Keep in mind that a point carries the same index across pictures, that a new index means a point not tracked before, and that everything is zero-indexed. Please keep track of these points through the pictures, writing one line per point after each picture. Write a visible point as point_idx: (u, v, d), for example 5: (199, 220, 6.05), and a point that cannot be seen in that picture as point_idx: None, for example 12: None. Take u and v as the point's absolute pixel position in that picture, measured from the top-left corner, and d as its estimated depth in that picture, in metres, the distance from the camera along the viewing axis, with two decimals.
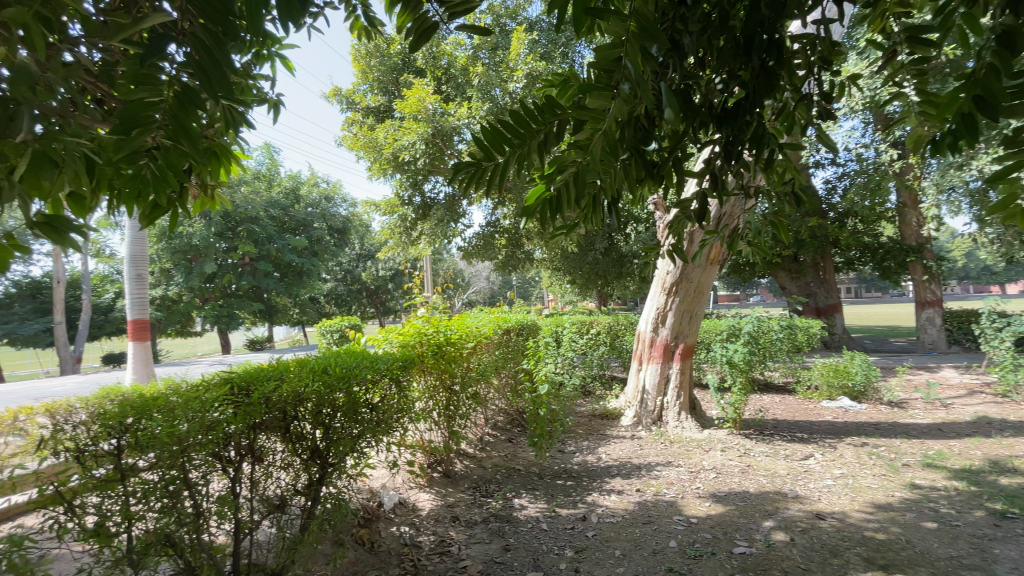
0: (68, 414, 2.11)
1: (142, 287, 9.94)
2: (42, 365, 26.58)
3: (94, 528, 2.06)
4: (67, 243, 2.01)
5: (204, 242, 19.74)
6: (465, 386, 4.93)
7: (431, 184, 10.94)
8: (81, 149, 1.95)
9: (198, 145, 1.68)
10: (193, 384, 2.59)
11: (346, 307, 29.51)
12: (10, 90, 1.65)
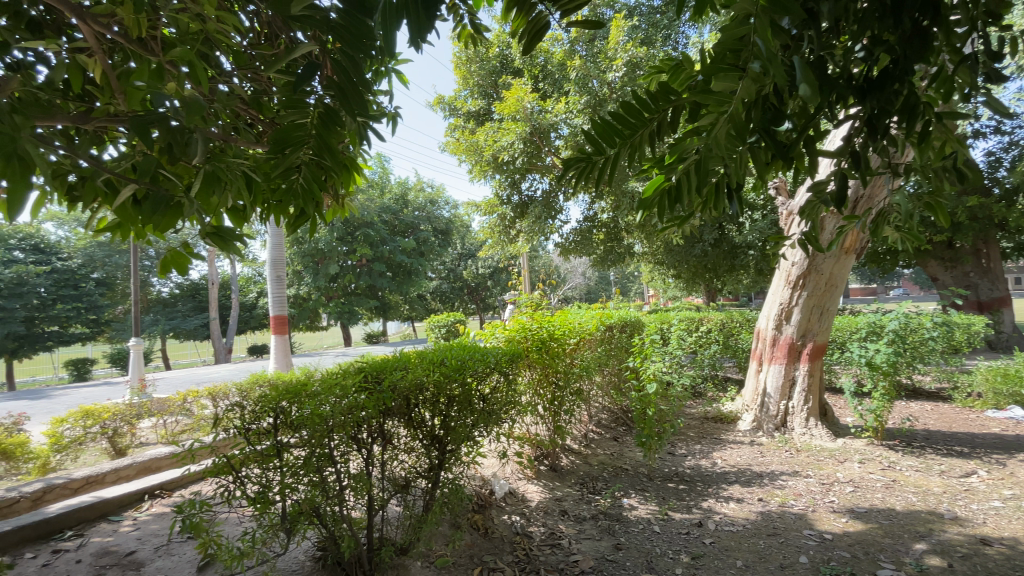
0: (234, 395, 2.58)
1: (280, 287, 11.32)
2: (203, 355, 31.30)
3: (258, 494, 2.37)
4: (230, 250, 2.37)
5: (328, 246, 21.96)
6: (570, 381, 4.91)
7: (529, 182, 11.05)
8: (242, 168, 2.27)
9: (337, 160, 1.90)
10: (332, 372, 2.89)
11: (450, 304, 30.95)
12: (188, 121, 1.95)
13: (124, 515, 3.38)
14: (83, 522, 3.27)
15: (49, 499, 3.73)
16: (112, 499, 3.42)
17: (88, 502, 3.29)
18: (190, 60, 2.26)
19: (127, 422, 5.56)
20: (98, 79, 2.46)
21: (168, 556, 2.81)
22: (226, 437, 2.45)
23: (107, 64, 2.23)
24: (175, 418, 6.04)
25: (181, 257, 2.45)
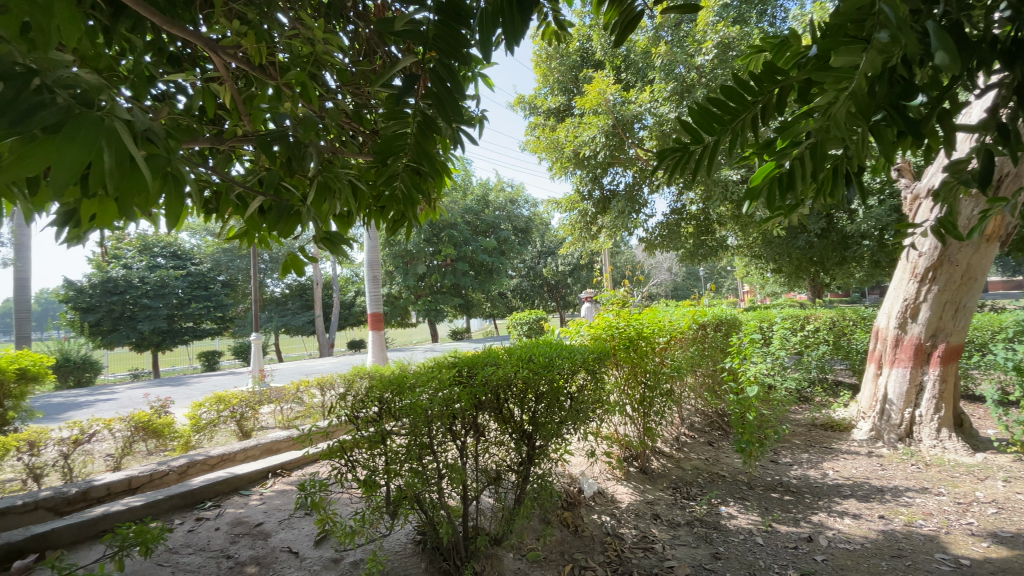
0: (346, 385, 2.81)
1: (376, 286, 12.10)
2: (308, 349, 34.27)
3: (367, 477, 2.58)
4: (339, 252, 2.59)
5: (416, 247, 23.06)
6: (660, 382, 4.71)
7: (611, 176, 10.80)
8: (349, 178, 2.47)
9: (434, 165, 2.02)
10: (428, 366, 3.04)
11: (531, 302, 31.08)
12: (304, 137, 2.16)
13: (253, 490, 3.81)
14: (220, 495, 3.71)
15: (192, 472, 4.30)
16: (243, 475, 3.86)
17: (224, 477, 3.73)
18: (301, 81, 2.48)
19: (251, 408, 6.26)
20: (226, 104, 2.78)
21: (289, 529, 3.13)
22: (338, 422, 2.67)
23: (233, 90, 2.50)
24: (289, 405, 6.70)
25: (297, 260, 2.72)
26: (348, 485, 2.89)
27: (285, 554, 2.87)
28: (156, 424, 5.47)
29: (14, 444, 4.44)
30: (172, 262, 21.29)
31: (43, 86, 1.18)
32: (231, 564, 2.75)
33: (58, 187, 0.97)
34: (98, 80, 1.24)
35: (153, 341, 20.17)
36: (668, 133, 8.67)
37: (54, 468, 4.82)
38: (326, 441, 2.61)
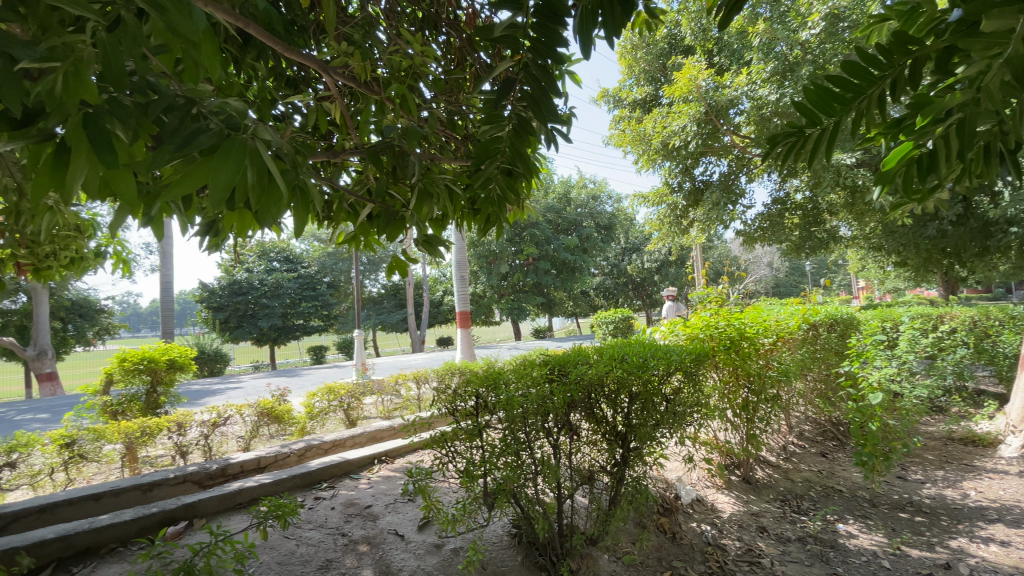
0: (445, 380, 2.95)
1: (464, 285, 12.49)
2: (401, 345, 36.26)
3: (465, 469, 2.68)
4: (436, 254, 2.73)
5: (500, 247, 23.42)
6: (764, 387, 4.36)
7: (704, 166, 10.22)
8: (446, 182, 2.58)
9: (528, 165, 2.09)
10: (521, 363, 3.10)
11: (614, 300, 30.20)
12: (407, 146, 2.30)
13: (362, 474, 4.13)
14: (334, 477, 4.05)
15: (309, 456, 4.75)
16: (353, 460, 4.18)
17: (337, 461, 4.07)
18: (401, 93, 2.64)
19: (356, 399, 6.77)
20: (337, 120, 3.04)
21: (395, 513, 3.35)
22: (438, 414, 2.82)
23: (343, 106, 2.72)
24: (388, 397, 7.15)
25: (399, 262, 2.90)
26: (449, 474, 3.03)
27: (392, 537, 3.07)
28: (277, 410, 6.11)
29: (168, 424, 5.17)
30: (284, 265, 23.56)
31: (200, 114, 1.38)
32: (346, 542, 3.00)
33: (216, 202, 1.14)
34: (242, 105, 1.42)
35: (270, 336, 22.46)
36: (769, 118, 8.11)
37: (198, 446, 5.55)
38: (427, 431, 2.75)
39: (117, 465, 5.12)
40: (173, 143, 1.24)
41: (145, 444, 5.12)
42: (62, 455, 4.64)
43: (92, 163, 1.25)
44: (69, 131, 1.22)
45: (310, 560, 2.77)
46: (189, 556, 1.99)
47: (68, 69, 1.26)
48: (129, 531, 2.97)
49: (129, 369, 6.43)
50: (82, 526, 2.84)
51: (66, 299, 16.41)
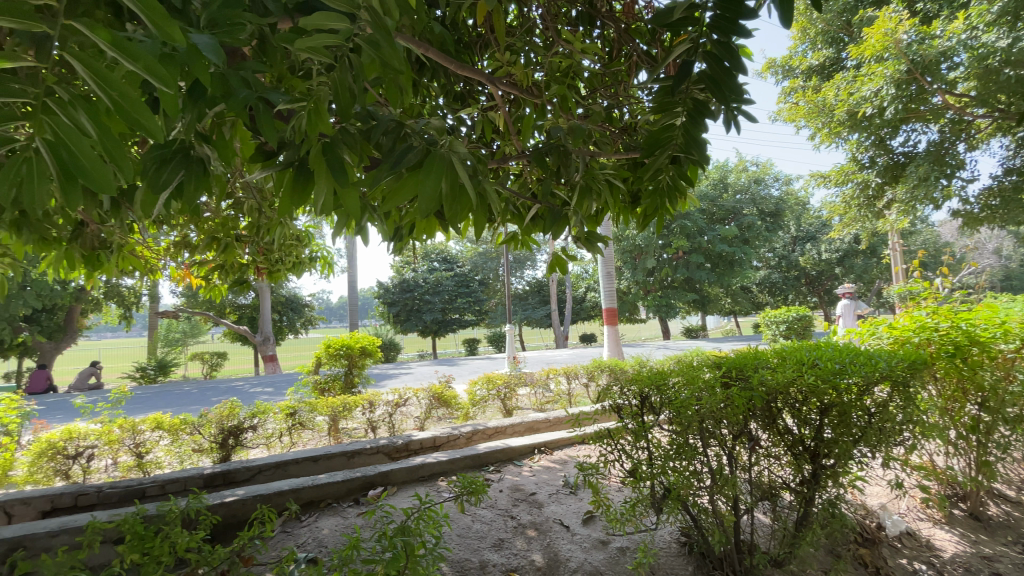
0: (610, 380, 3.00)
1: (612, 280, 12.28)
2: (547, 339, 37.14)
3: (633, 468, 2.67)
4: (595, 249, 2.72)
5: (647, 241, 22.17)
6: (1005, 406, 3.48)
7: (905, 135, 8.52)
8: (608, 178, 2.55)
9: (705, 153, 1.95)
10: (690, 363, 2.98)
11: (782, 296, 26.48)
12: (572, 143, 2.32)
13: (525, 462, 4.33)
14: (499, 462, 4.32)
15: (476, 439, 5.14)
16: (515, 447, 4.41)
17: (502, 446, 4.33)
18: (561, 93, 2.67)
19: (513, 390, 7.13)
20: (501, 128, 3.21)
21: (559, 503, 3.45)
22: (603, 410, 2.84)
23: (506, 113, 2.84)
24: (542, 389, 7.40)
25: (559, 260, 2.97)
26: (617, 470, 3.01)
27: (558, 526, 3.17)
28: (446, 395, 6.74)
29: (362, 402, 6.07)
30: (443, 265, 25.76)
31: (406, 135, 1.60)
32: (515, 524, 3.18)
33: (426, 211, 1.32)
34: (439, 122, 1.61)
35: (432, 329, 24.81)
36: (997, 70, 6.73)
37: (384, 422, 6.39)
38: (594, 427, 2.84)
39: (325, 434, 6.14)
40: (389, 162, 1.46)
41: (345, 417, 6.06)
42: (289, 421, 5.72)
43: (330, 183, 1.53)
44: (313, 159, 1.49)
45: (485, 537, 2.99)
46: (402, 517, 2.04)
47: (312, 108, 1.55)
48: (340, 490, 3.54)
49: (333, 354, 7.77)
50: (307, 482, 3.46)
51: (280, 295, 20.15)
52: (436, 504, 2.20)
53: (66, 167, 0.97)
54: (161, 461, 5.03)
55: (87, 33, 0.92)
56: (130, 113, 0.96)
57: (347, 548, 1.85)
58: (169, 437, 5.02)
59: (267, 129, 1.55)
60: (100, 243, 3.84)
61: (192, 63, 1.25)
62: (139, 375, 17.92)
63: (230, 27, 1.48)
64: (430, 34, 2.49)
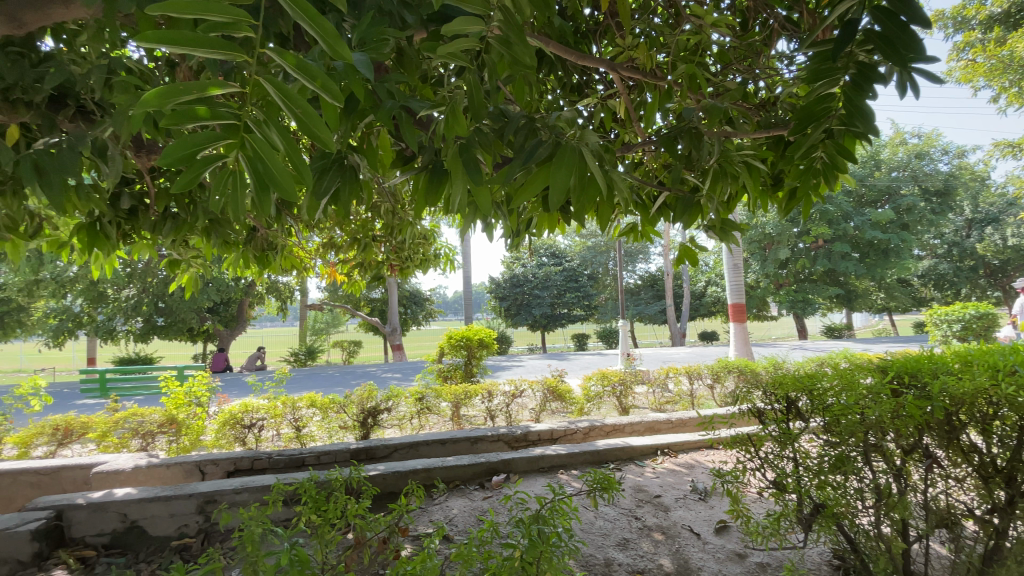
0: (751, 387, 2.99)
1: (738, 274, 11.35)
2: (662, 336, 35.57)
3: (776, 480, 2.56)
4: (729, 239, 2.52)
5: (779, 230, 19.90)
6: None
7: None
8: (746, 160, 2.34)
9: (872, 124, 1.71)
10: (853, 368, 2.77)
11: (952, 290, 22.50)
12: (709, 125, 2.14)
13: (647, 462, 4.20)
14: (620, 460, 4.23)
15: (593, 435, 5.09)
16: (637, 447, 4.29)
17: (622, 445, 4.24)
18: (690, 74, 2.49)
19: (629, 387, 6.95)
20: (622, 116, 3.10)
21: (687, 509, 3.32)
22: (740, 413, 2.84)
23: (628, 100, 2.72)
24: (661, 388, 7.11)
25: (688, 252, 2.80)
26: (762, 480, 2.89)
27: (688, 532, 3.03)
28: (561, 389, 6.78)
29: (481, 391, 6.37)
30: (553, 260, 25.84)
31: (538, 130, 1.62)
32: (641, 526, 3.09)
33: (558, 202, 1.33)
34: (570, 113, 1.60)
35: (542, 323, 25.12)
36: None
37: (502, 411, 6.62)
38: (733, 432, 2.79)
39: (449, 420, 6.54)
40: (521, 157, 1.50)
41: (466, 405, 6.41)
42: (417, 405, 6.20)
43: (465, 180, 1.60)
44: (451, 160, 1.57)
45: (609, 535, 2.95)
46: (537, 506, 2.10)
47: (449, 110, 1.64)
48: (467, 473, 3.73)
49: (455, 345, 8.24)
50: (438, 463, 3.70)
51: (405, 290, 21.83)
52: (566, 495, 2.20)
53: (261, 177, 1.12)
54: (314, 435, 5.74)
55: (275, 57, 1.04)
56: (310, 127, 1.07)
57: (486, 526, 1.94)
58: (320, 414, 5.73)
59: (408, 136, 1.66)
60: (268, 245, 4.47)
61: (350, 78, 1.37)
62: (293, 359, 20.69)
63: (376, 43, 1.60)
64: (551, 27, 2.47)
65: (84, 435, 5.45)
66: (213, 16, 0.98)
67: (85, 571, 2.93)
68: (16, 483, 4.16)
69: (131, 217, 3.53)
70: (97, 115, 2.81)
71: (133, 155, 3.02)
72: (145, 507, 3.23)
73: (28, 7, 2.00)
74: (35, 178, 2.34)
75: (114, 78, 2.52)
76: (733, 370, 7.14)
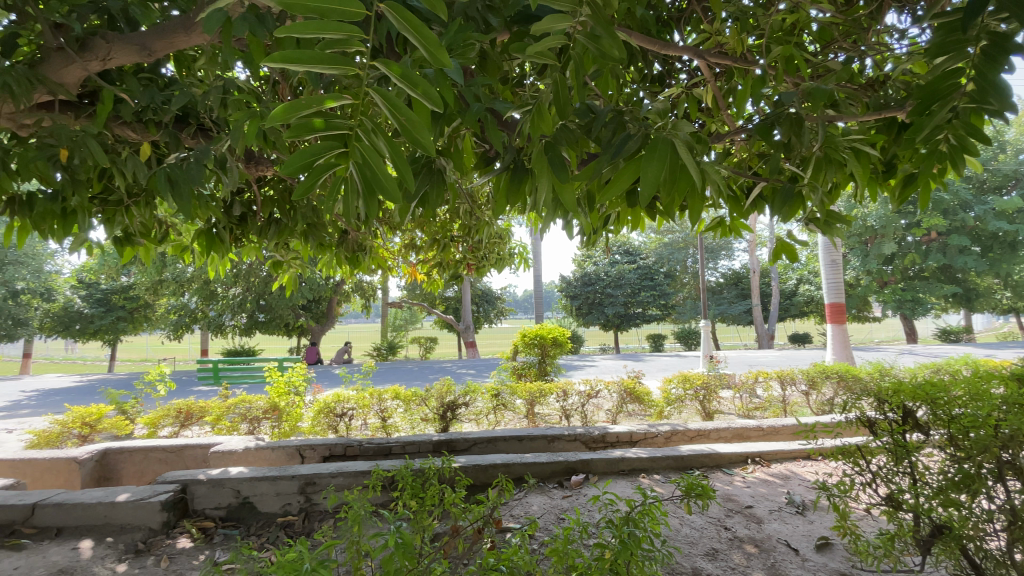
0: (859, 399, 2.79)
1: (836, 271, 10.41)
2: (744, 338, 33.53)
3: (889, 495, 2.39)
4: (834, 231, 2.34)
5: (882, 222, 18.03)
6: None
7: None
8: (853, 145, 2.14)
9: (1009, 100, 1.49)
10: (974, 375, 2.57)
11: None
12: (812, 108, 1.96)
13: (736, 471, 3.98)
14: (706, 467, 4.05)
15: (675, 440, 4.90)
16: (724, 454, 4.08)
17: (708, 451, 4.06)
18: (785, 56, 2.32)
19: (713, 391, 6.62)
20: (707, 105, 2.95)
21: (783, 522, 3.14)
22: (848, 422, 2.67)
23: (716, 88, 2.58)
24: (748, 393, 6.70)
25: (785, 247, 2.62)
26: (875, 497, 2.72)
27: (785, 547, 2.86)
28: (638, 391, 6.60)
29: (557, 389, 6.37)
30: (626, 258, 25.16)
31: (626, 124, 1.59)
32: (731, 536, 2.95)
33: (648, 195, 1.28)
34: (661, 105, 1.55)
35: (615, 322, 24.61)
36: None
37: (577, 411, 6.58)
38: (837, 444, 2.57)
39: (524, 417, 6.60)
40: (609, 152, 1.47)
41: (541, 403, 6.44)
42: (494, 401, 6.33)
43: (551, 178, 1.60)
44: (537, 160, 1.58)
45: (697, 544, 2.84)
46: (626, 507, 2.07)
47: (535, 110, 1.65)
48: (546, 470, 3.74)
49: (529, 343, 8.27)
50: (516, 459, 3.74)
51: (478, 289, 22.27)
52: (655, 498, 2.15)
53: (368, 182, 1.20)
54: (398, 426, 6.04)
55: (382, 69, 1.12)
56: (413, 133, 1.15)
57: (573, 525, 1.94)
58: (403, 406, 6.02)
59: (494, 138, 1.70)
60: (358, 247, 4.74)
61: (439, 86, 1.43)
62: (375, 354, 21.85)
63: (463, 48, 1.64)
64: (632, 20, 2.40)
65: (202, 418, 6.10)
66: (330, 32, 1.08)
67: (207, 539, 3.28)
68: (148, 458, 4.74)
69: (241, 223, 3.90)
70: (214, 131, 3.15)
71: (244, 166, 3.34)
72: (255, 485, 3.57)
73: (158, 37, 2.27)
74: (169, 188, 2.66)
75: (228, 97, 2.79)
76: (831, 375, 6.58)
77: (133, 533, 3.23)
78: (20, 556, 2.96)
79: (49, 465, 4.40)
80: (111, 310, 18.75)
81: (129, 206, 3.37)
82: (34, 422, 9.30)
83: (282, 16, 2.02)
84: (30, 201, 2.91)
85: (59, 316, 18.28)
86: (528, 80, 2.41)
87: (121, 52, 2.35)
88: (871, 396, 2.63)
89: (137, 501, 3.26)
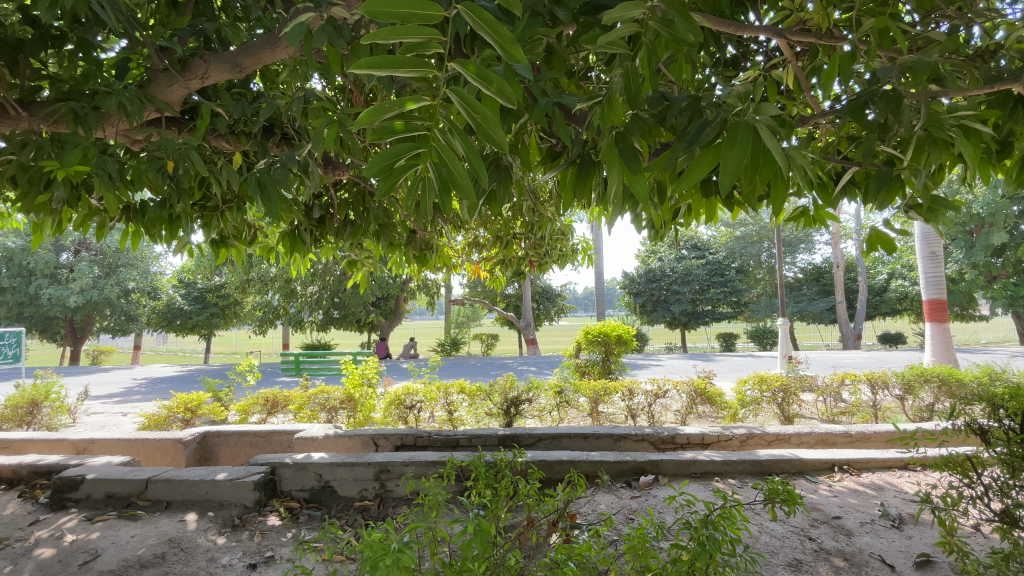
0: (969, 409, 2.57)
1: (937, 265, 9.37)
2: (827, 339, 31.20)
3: (1004, 510, 2.17)
4: (940, 217, 2.12)
5: (989, 210, 16.18)
6: None
7: None
8: (960, 121, 1.88)
9: None
10: None
11: None
12: (913, 84, 1.72)
13: (821, 479, 3.72)
14: (787, 473, 3.83)
15: (752, 444, 4.65)
16: (807, 460, 3.83)
17: (789, 457, 3.82)
18: (878, 28, 2.10)
19: (793, 394, 6.20)
20: (790, 87, 2.76)
21: (875, 536, 2.92)
22: (955, 430, 2.48)
23: (796, 68, 2.40)
24: (834, 397, 6.23)
25: (878, 239, 2.40)
26: (986, 511, 2.49)
27: (879, 563, 2.65)
28: (709, 392, 6.32)
29: (621, 388, 6.27)
30: (694, 253, 24.14)
31: (704, 110, 1.53)
32: (816, 548, 2.77)
33: (728, 184, 1.20)
34: (741, 88, 1.44)
35: (681, 321, 23.70)
36: None
37: (644, 411, 6.43)
38: (940, 451, 2.36)
39: (588, 415, 6.52)
40: (684, 140, 1.41)
41: (606, 402, 6.35)
42: (557, 398, 6.30)
43: (622, 169, 1.55)
44: (607, 151, 1.56)
45: (779, 553, 2.69)
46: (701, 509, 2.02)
47: (604, 101, 1.61)
48: (614, 469, 3.69)
49: (592, 340, 8.15)
50: (583, 457, 3.71)
51: (540, 286, 22.30)
52: (734, 502, 2.05)
53: (445, 181, 1.25)
54: (464, 419, 6.17)
55: (458, 69, 1.15)
56: (488, 131, 1.17)
57: (651, 524, 1.91)
58: (468, 400, 6.13)
59: (565, 133, 1.69)
60: (425, 245, 4.85)
61: (510, 83, 1.40)
62: (440, 349, 22.52)
63: (532, 44, 1.62)
64: (703, 3, 2.29)
65: (285, 406, 6.55)
66: (409, 38, 1.12)
67: (293, 518, 3.53)
68: (241, 441, 5.17)
69: (320, 224, 4.14)
70: (296, 139, 3.37)
71: (324, 170, 3.57)
72: (335, 470, 3.80)
73: (247, 55, 2.47)
74: (259, 192, 2.87)
75: (307, 106, 2.95)
76: (931, 379, 5.95)
77: (229, 509, 3.53)
78: (136, 525, 3.33)
79: (159, 445, 4.91)
80: (205, 307, 20.61)
81: (223, 211, 3.67)
82: (144, 407, 10.39)
83: (356, 25, 2.12)
84: (142, 208, 3.24)
85: (162, 313, 20.36)
86: (595, 73, 2.37)
87: (216, 70, 2.57)
88: (987, 405, 2.44)
89: (233, 480, 3.57)
